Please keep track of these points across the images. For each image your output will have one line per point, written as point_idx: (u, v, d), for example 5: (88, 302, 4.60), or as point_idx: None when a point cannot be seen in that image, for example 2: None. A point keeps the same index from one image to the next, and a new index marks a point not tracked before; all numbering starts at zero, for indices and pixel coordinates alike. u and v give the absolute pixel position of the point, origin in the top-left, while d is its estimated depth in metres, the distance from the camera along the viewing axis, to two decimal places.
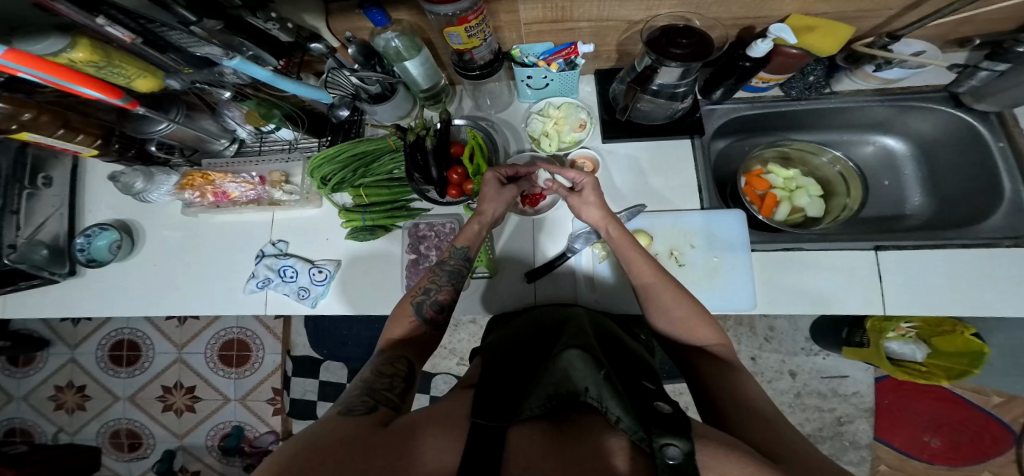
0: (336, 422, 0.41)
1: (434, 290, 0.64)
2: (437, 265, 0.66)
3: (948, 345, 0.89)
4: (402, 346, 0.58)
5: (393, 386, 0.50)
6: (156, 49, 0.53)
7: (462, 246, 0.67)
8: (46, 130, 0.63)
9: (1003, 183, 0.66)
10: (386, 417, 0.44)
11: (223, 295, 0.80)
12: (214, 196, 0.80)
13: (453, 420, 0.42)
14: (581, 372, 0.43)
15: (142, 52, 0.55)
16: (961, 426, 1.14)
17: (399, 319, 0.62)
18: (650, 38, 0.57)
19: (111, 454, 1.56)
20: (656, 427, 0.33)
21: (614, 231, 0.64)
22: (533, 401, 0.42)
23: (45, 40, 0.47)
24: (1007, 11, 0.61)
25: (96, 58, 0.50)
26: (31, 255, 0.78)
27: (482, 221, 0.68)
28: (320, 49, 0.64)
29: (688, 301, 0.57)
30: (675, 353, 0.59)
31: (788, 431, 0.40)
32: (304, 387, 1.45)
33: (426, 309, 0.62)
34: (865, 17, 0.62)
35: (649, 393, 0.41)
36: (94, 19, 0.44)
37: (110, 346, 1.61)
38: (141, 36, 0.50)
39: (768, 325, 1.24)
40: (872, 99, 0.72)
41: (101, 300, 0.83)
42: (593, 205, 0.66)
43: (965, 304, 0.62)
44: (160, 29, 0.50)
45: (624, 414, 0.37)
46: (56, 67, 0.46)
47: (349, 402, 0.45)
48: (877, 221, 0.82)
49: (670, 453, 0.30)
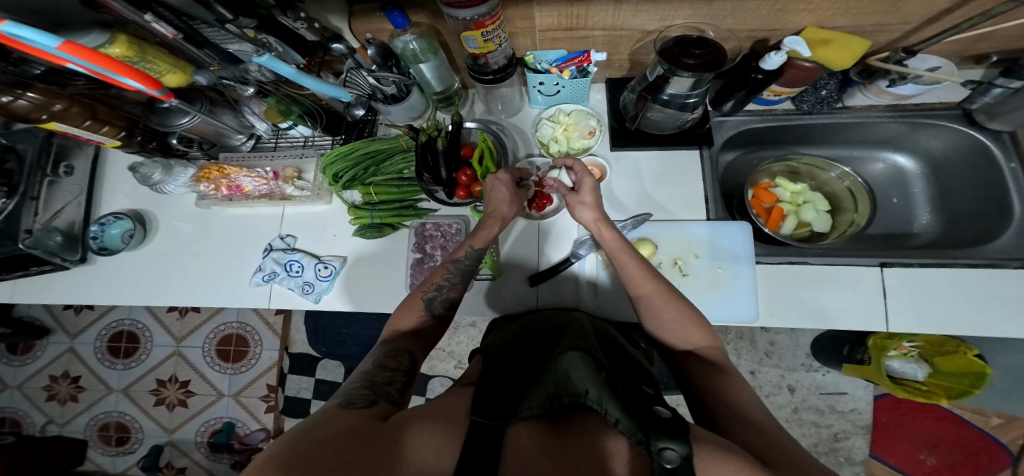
0: (336, 413, 0.41)
1: (446, 287, 0.64)
2: (451, 263, 0.66)
3: (949, 365, 0.88)
4: (410, 339, 0.59)
5: (394, 381, 0.50)
6: (194, 45, 0.54)
7: (480, 247, 0.67)
8: (76, 120, 0.67)
9: (1014, 205, 0.67)
10: (386, 411, 0.44)
11: (225, 288, 0.81)
12: (228, 190, 0.81)
13: (453, 417, 0.42)
14: (581, 373, 0.44)
15: (181, 47, 0.55)
16: (957, 446, 1.13)
17: (407, 311, 0.62)
18: (664, 47, 0.59)
19: (98, 448, 1.55)
20: (655, 431, 0.34)
21: (605, 233, 0.64)
22: (533, 400, 0.42)
23: (88, 35, 0.50)
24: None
25: (133, 54, 0.53)
26: (46, 241, 0.77)
27: (501, 221, 0.69)
28: (342, 49, 0.62)
29: (675, 303, 0.58)
30: (670, 358, 0.59)
31: (781, 437, 0.40)
32: (298, 384, 1.44)
33: (436, 306, 0.63)
34: (885, 31, 0.63)
35: (648, 398, 0.42)
36: (142, 16, 0.45)
37: (110, 337, 1.61)
38: (182, 33, 0.51)
39: (768, 339, 1.24)
40: (884, 116, 0.74)
41: (105, 289, 0.83)
42: (586, 205, 0.66)
43: (967, 322, 0.62)
44: (200, 26, 0.50)
45: (623, 416, 0.38)
46: (99, 55, 0.45)
47: (350, 394, 0.46)
48: (886, 238, 0.82)
49: (667, 456, 0.31)
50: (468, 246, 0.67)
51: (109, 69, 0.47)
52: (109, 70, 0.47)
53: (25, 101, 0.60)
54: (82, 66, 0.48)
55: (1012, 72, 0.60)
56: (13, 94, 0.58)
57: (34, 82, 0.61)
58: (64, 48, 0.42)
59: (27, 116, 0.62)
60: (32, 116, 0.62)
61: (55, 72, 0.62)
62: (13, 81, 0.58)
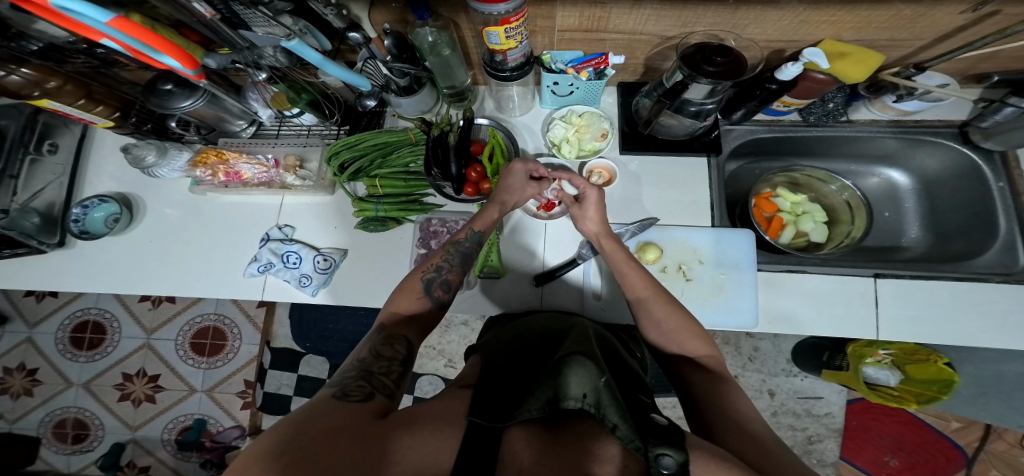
0: (331, 407, 0.39)
1: (445, 269, 0.64)
2: (451, 244, 0.66)
3: (921, 373, 0.92)
4: (407, 325, 0.57)
5: (390, 371, 0.48)
6: (230, 26, 0.50)
7: (480, 231, 0.67)
8: (67, 98, 0.63)
9: (1001, 224, 0.71)
10: (383, 407, 0.42)
11: (217, 277, 0.77)
12: (225, 176, 0.77)
13: (451, 418, 0.41)
14: (580, 378, 0.42)
15: (217, 29, 0.50)
16: (920, 448, 1.20)
17: (406, 293, 0.60)
18: (685, 53, 0.60)
19: (52, 446, 1.44)
20: (652, 437, 0.34)
21: (607, 244, 0.66)
22: (532, 403, 0.41)
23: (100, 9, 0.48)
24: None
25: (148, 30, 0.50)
26: (21, 222, 0.72)
27: (503, 208, 0.69)
28: (359, 39, 0.58)
29: (679, 314, 0.59)
30: (666, 365, 0.59)
31: (769, 442, 0.41)
32: (280, 380, 1.38)
33: (436, 287, 0.62)
34: (896, 47, 0.66)
35: (645, 406, 0.42)
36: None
37: (73, 328, 1.51)
38: (220, 13, 0.47)
39: (753, 345, 1.28)
40: (885, 131, 0.77)
41: (75, 276, 0.78)
42: (593, 220, 0.67)
43: (948, 331, 0.66)
44: (236, 7, 0.46)
45: (621, 422, 0.37)
46: (156, 37, 0.45)
47: (345, 386, 0.43)
48: (877, 250, 0.86)
49: (664, 462, 0.31)
50: (469, 228, 0.67)
51: (152, 45, 0.46)
52: (155, 47, 0.47)
53: (18, 77, 0.57)
54: (121, 44, 0.47)
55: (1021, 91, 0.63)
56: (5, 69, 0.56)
57: (30, 58, 0.58)
58: (113, 23, 0.42)
59: (18, 93, 0.59)
60: (23, 93, 0.59)
61: (53, 49, 0.59)
62: (7, 56, 0.56)
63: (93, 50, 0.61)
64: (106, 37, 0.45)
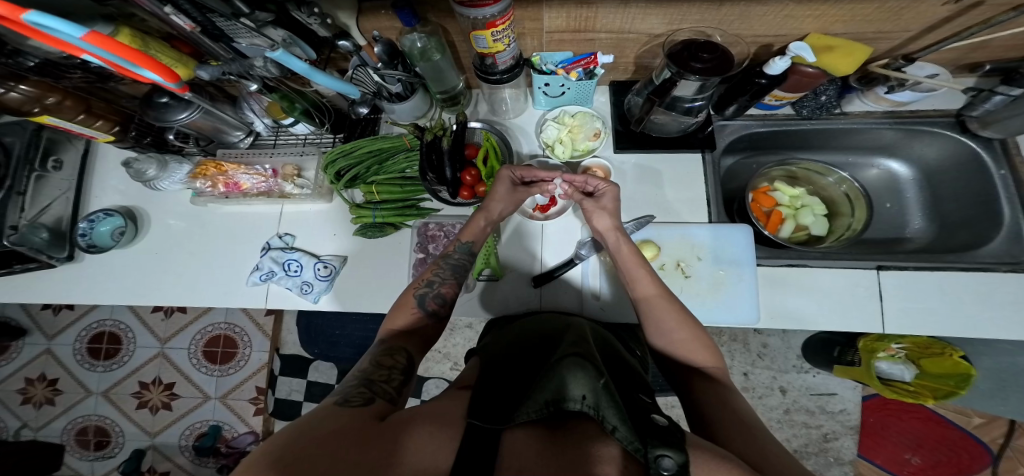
0: (331, 413, 0.39)
1: (438, 283, 0.64)
2: (442, 258, 0.67)
3: (936, 367, 0.89)
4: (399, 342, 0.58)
5: (391, 379, 0.49)
6: (212, 38, 0.51)
7: (467, 242, 0.68)
8: (68, 113, 0.66)
9: (1003, 210, 0.70)
10: (383, 410, 0.42)
11: (224, 285, 0.79)
12: (225, 186, 0.79)
13: (450, 420, 0.41)
14: (579, 379, 0.42)
15: (198, 40, 0.52)
16: (940, 445, 1.17)
17: (401, 310, 0.61)
18: (673, 51, 0.60)
19: (76, 454, 1.49)
20: (653, 439, 0.34)
21: (621, 244, 0.65)
22: (530, 405, 0.40)
23: (93, 26, 0.50)
24: (1018, 39, 0.65)
25: (136, 46, 0.53)
26: (31, 237, 0.74)
27: (489, 218, 0.69)
28: (349, 47, 0.60)
29: (689, 324, 0.57)
30: (673, 374, 0.57)
31: (772, 446, 0.41)
32: (290, 387, 1.40)
33: (429, 301, 0.62)
34: (883, 39, 0.65)
35: (645, 407, 0.42)
36: (162, 8, 0.44)
37: (89, 338, 1.55)
38: (201, 26, 0.48)
39: (761, 342, 1.26)
40: (881, 122, 0.76)
41: (90, 287, 0.81)
42: (606, 212, 0.66)
43: (957, 323, 0.64)
44: (215, 19, 0.47)
45: (621, 424, 0.37)
46: (135, 53, 0.47)
47: (346, 393, 0.44)
48: (880, 243, 0.85)
49: (664, 463, 0.31)
50: (457, 241, 0.68)
51: (130, 60, 0.47)
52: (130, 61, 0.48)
53: (17, 93, 0.59)
54: (102, 59, 0.48)
55: (1014, 80, 0.62)
56: (5, 86, 0.58)
57: (28, 75, 0.60)
58: (89, 39, 0.43)
59: (18, 109, 0.61)
60: (24, 109, 0.61)
61: (49, 65, 0.60)
62: (6, 74, 0.58)
63: (88, 65, 0.63)
64: (84, 52, 0.47)
